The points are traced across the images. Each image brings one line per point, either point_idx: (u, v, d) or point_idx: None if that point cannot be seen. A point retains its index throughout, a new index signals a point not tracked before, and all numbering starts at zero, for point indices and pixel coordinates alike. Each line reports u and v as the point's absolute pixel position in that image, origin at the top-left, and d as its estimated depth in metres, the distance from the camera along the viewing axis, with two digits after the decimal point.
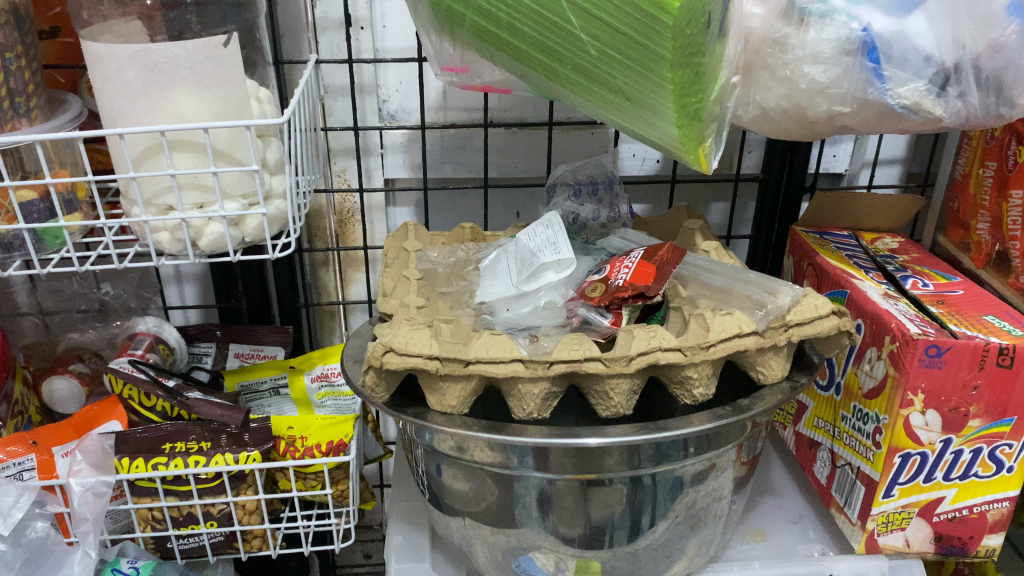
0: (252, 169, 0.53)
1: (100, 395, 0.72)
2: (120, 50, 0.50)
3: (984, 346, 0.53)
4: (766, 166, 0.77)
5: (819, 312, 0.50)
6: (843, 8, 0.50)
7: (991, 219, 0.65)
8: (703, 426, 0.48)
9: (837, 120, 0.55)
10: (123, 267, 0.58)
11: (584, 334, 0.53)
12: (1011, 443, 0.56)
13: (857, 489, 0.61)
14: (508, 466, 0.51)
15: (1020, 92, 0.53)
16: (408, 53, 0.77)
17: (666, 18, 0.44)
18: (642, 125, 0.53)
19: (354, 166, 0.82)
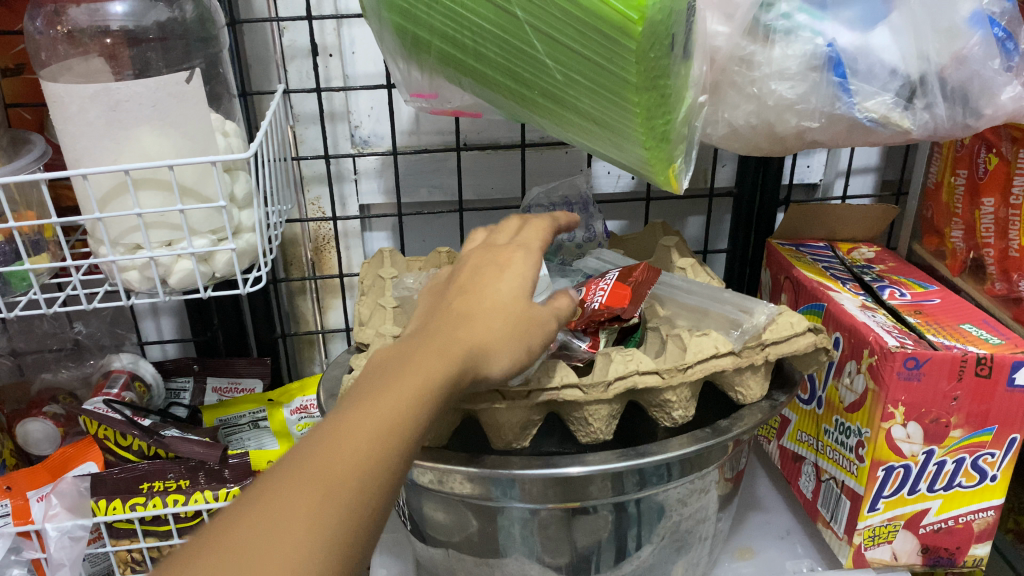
0: (219, 206, 0.52)
1: (77, 435, 0.71)
2: (81, 90, 0.49)
3: (961, 356, 0.53)
4: (740, 180, 0.77)
5: (795, 330, 0.50)
6: (808, 24, 0.50)
7: (965, 227, 0.65)
8: (684, 450, 0.47)
9: (806, 135, 0.55)
10: (93, 308, 0.57)
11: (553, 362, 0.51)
12: (993, 452, 0.56)
13: (842, 503, 0.60)
14: (489, 498, 0.50)
15: (986, 103, 0.52)
16: (378, 79, 0.77)
17: (629, 42, 0.44)
18: (612, 146, 0.52)
19: (327, 194, 0.81)
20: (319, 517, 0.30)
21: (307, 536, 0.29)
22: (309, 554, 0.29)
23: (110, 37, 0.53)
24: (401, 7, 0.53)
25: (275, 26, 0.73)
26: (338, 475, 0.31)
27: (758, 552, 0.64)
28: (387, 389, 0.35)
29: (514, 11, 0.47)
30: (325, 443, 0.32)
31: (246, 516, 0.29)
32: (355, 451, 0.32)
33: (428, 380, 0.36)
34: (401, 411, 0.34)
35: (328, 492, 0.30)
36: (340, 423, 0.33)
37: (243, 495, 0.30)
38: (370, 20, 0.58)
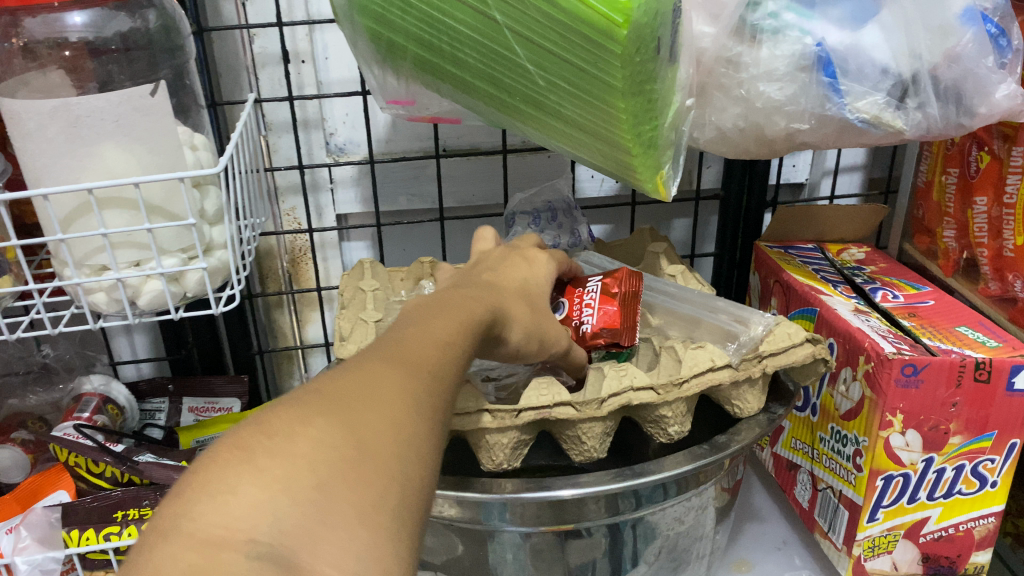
0: (189, 224, 0.50)
1: (47, 461, 0.68)
2: (39, 106, 0.47)
3: (960, 362, 0.51)
4: (726, 182, 0.76)
5: (792, 341, 0.49)
6: (796, 23, 0.48)
7: (957, 226, 0.64)
8: (681, 469, 0.45)
9: (796, 137, 0.53)
10: (58, 333, 0.54)
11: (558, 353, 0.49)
12: (993, 458, 0.55)
13: (840, 513, 0.59)
14: (479, 522, 0.48)
15: (980, 101, 0.50)
16: (353, 85, 0.74)
17: (613, 46, 0.42)
18: (597, 153, 0.51)
19: (303, 205, 0.79)
20: (379, 448, 0.27)
21: (372, 468, 0.26)
22: (376, 486, 0.26)
23: (70, 49, 0.50)
24: (374, 12, 0.50)
25: (245, 32, 0.71)
26: (382, 409, 0.28)
27: (755, 565, 0.63)
28: (411, 343, 0.32)
29: (492, 15, 0.45)
30: (362, 378, 0.29)
31: (298, 441, 0.25)
32: (397, 391, 0.29)
33: (445, 339, 0.34)
34: (424, 361, 0.31)
35: (378, 424, 0.27)
36: (368, 365, 0.30)
37: (276, 420, 0.26)
38: (342, 25, 0.56)
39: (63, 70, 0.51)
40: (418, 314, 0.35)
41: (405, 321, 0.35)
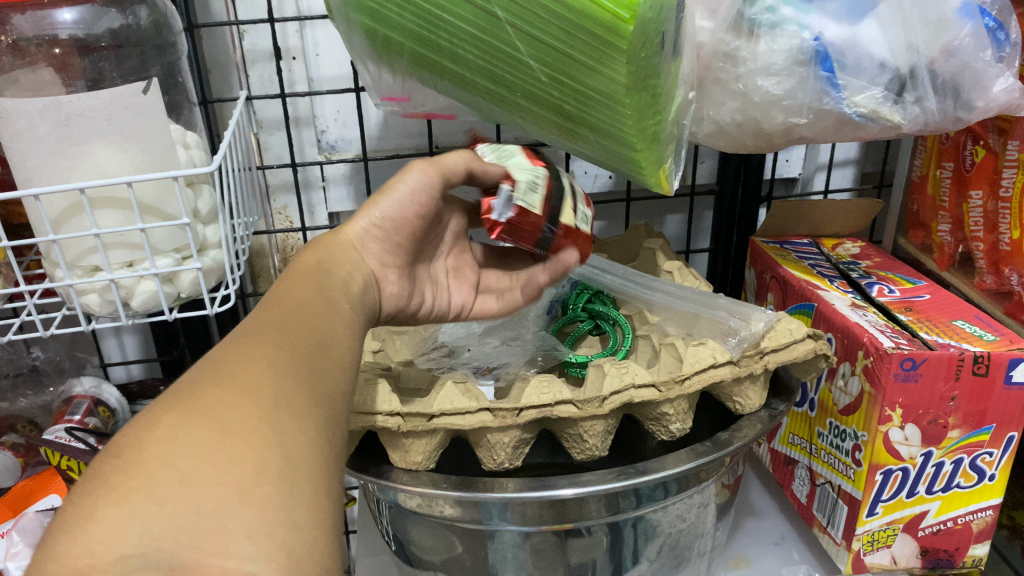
0: (184, 223, 0.49)
1: (38, 465, 0.68)
2: (28, 105, 0.46)
3: (959, 355, 0.51)
4: (721, 177, 0.76)
5: (794, 336, 0.49)
6: (793, 18, 0.48)
7: (952, 221, 0.65)
8: (683, 466, 0.45)
9: (794, 131, 0.52)
10: (50, 335, 0.53)
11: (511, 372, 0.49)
12: (992, 451, 0.55)
13: (839, 508, 0.59)
14: (480, 521, 0.48)
15: (978, 95, 0.50)
16: (345, 81, 0.74)
17: (620, 43, 0.41)
18: (599, 148, 0.50)
19: (295, 202, 0.78)
20: (238, 425, 0.28)
21: (239, 443, 0.27)
22: (249, 458, 0.27)
23: (60, 47, 0.49)
24: (369, 8, 0.49)
25: (235, 29, 0.70)
26: (239, 391, 0.29)
27: (754, 560, 0.62)
28: (254, 331, 0.34)
29: (493, 10, 0.44)
30: (211, 368, 0.30)
31: (148, 447, 0.26)
32: (250, 370, 0.31)
33: (287, 324, 0.35)
34: (273, 344, 0.33)
35: (237, 404, 0.29)
36: (217, 359, 0.31)
37: (125, 438, 0.27)
38: (336, 21, 0.55)
39: (52, 67, 0.49)
40: (259, 309, 0.37)
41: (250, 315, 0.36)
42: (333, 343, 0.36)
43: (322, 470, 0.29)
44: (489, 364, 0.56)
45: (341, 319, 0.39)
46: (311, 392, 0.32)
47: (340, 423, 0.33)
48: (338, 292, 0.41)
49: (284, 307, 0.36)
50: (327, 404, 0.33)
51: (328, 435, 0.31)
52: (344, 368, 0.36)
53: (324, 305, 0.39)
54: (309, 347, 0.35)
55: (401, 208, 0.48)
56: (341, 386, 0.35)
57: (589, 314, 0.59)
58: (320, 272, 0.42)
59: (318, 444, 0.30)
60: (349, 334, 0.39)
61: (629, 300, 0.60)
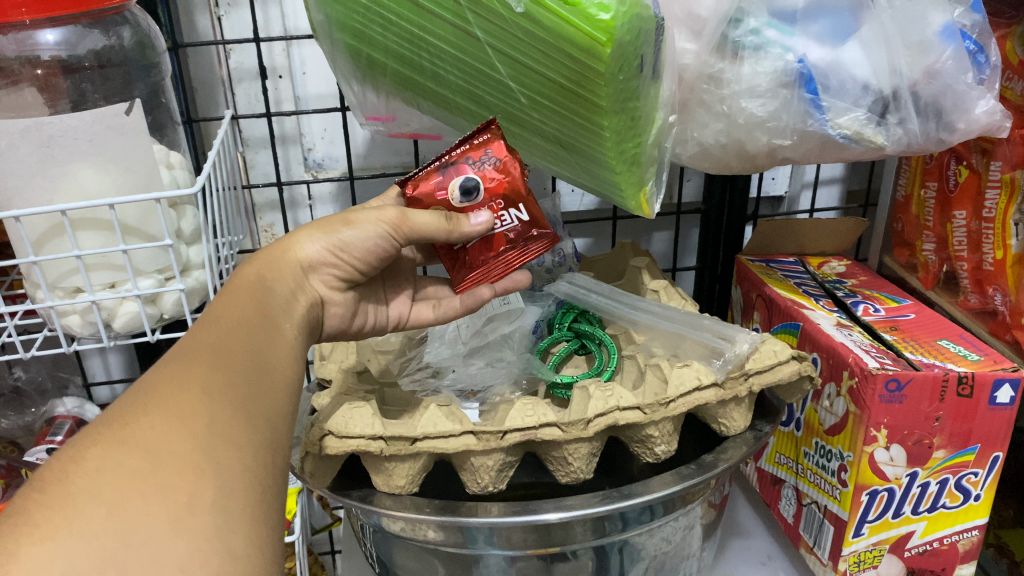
0: (167, 244, 0.49)
1: (19, 486, 0.67)
2: (10, 125, 0.45)
3: (943, 376, 0.51)
4: (707, 196, 0.76)
5: (779, 358, 0.49)
6: (777, 40, 0.48)
7: (936, 240, 0.65)
8: (668, 489, 0.45)
9: (777, 152, 0.52)
10: (31, 356, 0.53)
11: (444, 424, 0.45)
12: (977, 472, 0.55)
13: (825, 529, 0.59)
14: (464, 545, 0.48)
15: (960, 116, 0.50)
16: (332, 100, 0.73)
17: (598, 64, 0.41)
18: (580, 171, 0.50)
19: (281, 221, 0.78)
20: (170, 452, 0.28)
21: (171, 473, 0.28)
22: (181, 488, 0.27)
23: (42, 67, 0.49)
24: (352, 28, 0.49)
25: (221, 48, 0.70)
26: (170, 418, 0.29)
27: None
28: (194, 352, 0.34)
29: (474, 31, 0.44)
30: (146, 395, 0.31)
31: (72, 480, 0.27)
32: (185, 395, 0.31)
33: (223, 344, 0.35)
34: (209, 367, 0.33)
35: (169, 433, 0.29)
36: (151, 385, 0.31)
37: (53, 471, 0.27)
38: (321, 41, 0.55)
39: (36, 88, 0.50)
40: (196, 327, 0.37)
41: (188, 333, 0.36)
42: (272, 362, 0.37)
43: (259, 496, 0.30)
44: (472, 386, 0.56)
45: (282, 337, 0.39)
46: (249, 415, 0.32)
47: (281, 444, 0.34)
48: (280, 309, 0.41)
49: (223, 325, 0.36)
50: (266, 426, 0.33)
51: (268, 458, 0.32)
52: (284, 388, 0.36)
53: (264, 322, 0.39)
54: (254, 368, 0.35)
55: (361, 237, 0.47)
56: (281, 406, 0.35)
57: (575, 333, 0.59)
58: (262, 288, 0.41)
59: (255, 470, 0.30)
60: (291, 353, 0.39)
61: (615, 319, 0.60)
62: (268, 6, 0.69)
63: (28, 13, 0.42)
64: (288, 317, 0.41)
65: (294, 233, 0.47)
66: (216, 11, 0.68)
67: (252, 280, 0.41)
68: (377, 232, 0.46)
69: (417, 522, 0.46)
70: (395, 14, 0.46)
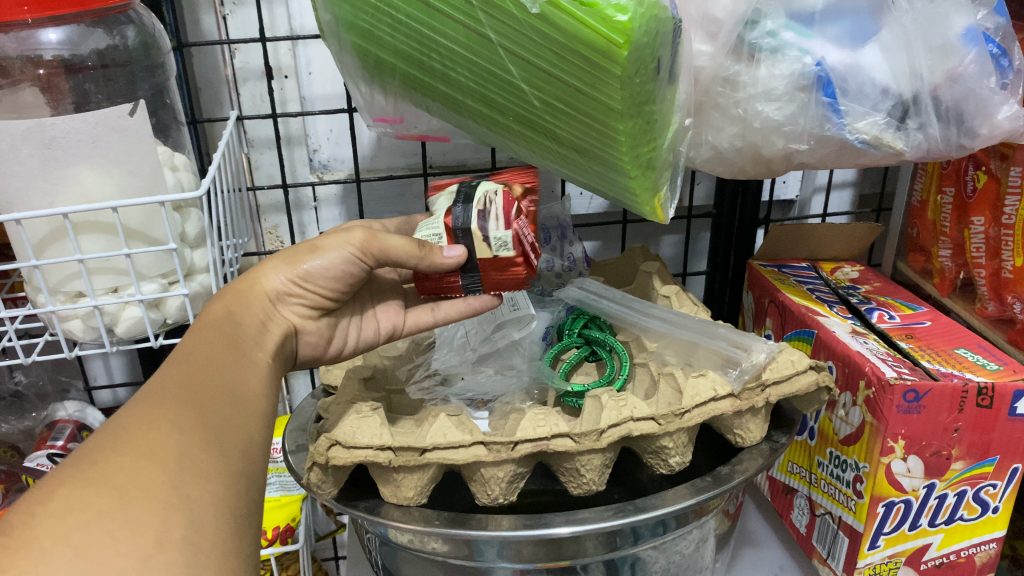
0: (170, 249, 0.48)
1: (19, 491, 0.66)
2: (11, 127, 0.44)
3: (962, 387, 0.50)
4: (717, 200, 0.75)
5: (796, 368, 0.48)
6: (795, 42, 0.47)
7: (953, 246, 0.64)
8: (683, 503, 0.44)
9: (794, 157, 0.51)
10: (31, 361, 0.52)
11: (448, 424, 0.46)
12: (995, 484, 0.54)
13: (840, 540, 0.58)
14: (472, 558, 0.47)
15: (982, 122, 0.49)
16: (338, 101, 0.72)
17: (615, 67, 0.40)
18: (593, 175, 0.49)
19: (285, 223, 0.77)
20: (140, 489, 0.28)
21: (140, 509, 0.28)
22: (151, 524, 0.27)
23: (44, 68, 0.48)
24: (361, 28, 0.48)
25: (226, 47, 0.69)
26: (140, 455, 0.30)
27: None
28: (163, 391, 0.34)
29: (486, 32, 0.43)
30: (114, 435, 0.31)
31: (38, 522, 0.27)
32: (155, 432, 0.31)
33: (191, 382, 0.36)
34: (178, 405, 0.33)
35: (138, 470, 0.29)
36: (120, 424, 0.32)
37: (16, 516, 0.27)
38: (328, 41, 0.54)
39: (37, 88, 0.49)
40: (164, 368, 0.37)
41: (157, 372, 0.37)
42: (241, 398, 0.37)
43: (231, 528, 0.30)
44: (483, 396, 0.55)
45: (248, 373, 0.40)
46: (220, 448, 0.33)
47: (253, 477, 0.34)
48: (248, 345, 0.42)
49: (191, 364, 0.37)
50: (238, 460, 0.33)
51: (241, 493, 0.32)
52: (254, 421, 0.37)
53: (232, 358, 0.39)
54: (224, 404, 0.36)
55: (327, 267, 0.47)
56: (253, 439, 0.36)
57: (586, 339, 0.58)
58: (231, 322, 0.42)
59: (228, 502, 0.31)
60: (261, 387, 0.40)
61: (625, 326, 0.59)
62: (274, 5, 0.68)
63: (31, 11, 0.41)
64: (256, 352, 0.42)
65: (260, 266, 0.47)
66: (221, 10, 0.67)
67: (221, 316, 0.42)
68: (352, 248, 0.46)
69: (425, 534, 0.45)
70: (405, 15, 0.45)
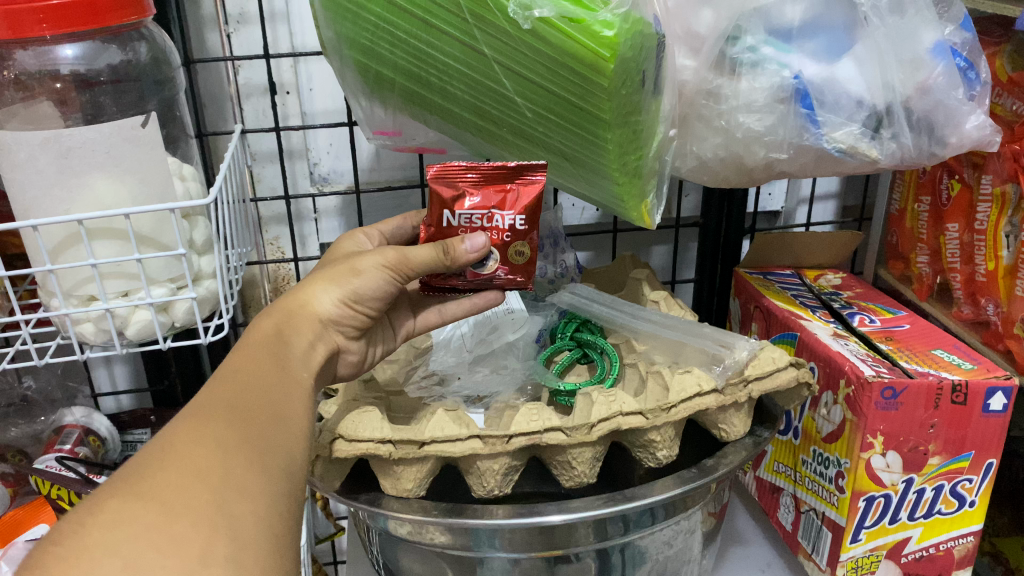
0: (180, 254, 0.50)
1: (27, 495, 0.68)
2: (30, 137, 0.47)
3: (937, 384, 0.53)
4: (704, 212, 0.77)
5: (777, 365, 0.50)
6: (774, 57, 0.49)
7: (930, 252, 0.67)
8: (669, 492, 0.46)
9: (774, 166, 0.54)
10: (44, 363, 0.53)
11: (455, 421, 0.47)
12: (971, 478, 0.56)
13: (823, 535, 0.60)
14: (469, 548, 0.49)
15: (951, 132, 0.52)
16: (338, 116, 0.75)
17: (602, 80, 0.43)
18: (584, 183, 0.52)
19: (287, 234, 0.79)
20: (185, 507, 0.31)
21: (185, 525, 0.30)
22: (195, 540, 0.30)
23: (60, 82, 0.51)
24: (362, 45, 0.51)
25: (230, 64, 0.71)
26: (185, 473, 0.32)
27: None
28: (210, 407, 0.36)
29: (481, 49, 0.46)
30: (162, 453, 0.33)
31: (89, 533, 0.29)
32: (202, 453, 0.33)
33: (238, 398, 0.37)
34: (224, 421, 0.35)
35: (184, 488, 0.31)
36: (167, 441, 0.34)
37: (66, 527, 0.30)
38: (330, 58, 0.57)
39: (52, 101, 0.51)
40: (213, 381, 0.39)
41: (206, 386, 0.38)
42: (288, 414, 0.39)
43: (270, 546, 0.32)
44: (479, 394, 0.57)
45: (297, 387, 0.41)
46: (263, 466, 0.35)
47: (294, 491, 0.36)
48: (296, 363, 0.43)
49: (239, 379, 0.39)
50: (280, 477, 0.35)
51: (281, 508, 0.34)
52: (299, 438, 0.39)
53: (280, 373, 0.41)
54: (270, 422, 0.37)
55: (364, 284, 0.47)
56: (295, 455, 0.37)
57: (577, 342, 0.60)
58: (279, 343, 0.43)
59: (268, 519, 0.33)
60: (305, 402, 0.41)
61: (615, 328, 0.61)
62: (277, 24, 0.70)
63: (49, 29, 0.44)
64: (305, 366, 0.44)
65: (306, 284, 0.48)
66: (226, 29, 0.70)
67: (268, 334, 0.43)
68: (383, 278, 0.48)
69: (424, 524, 0.47)
70: (404, 32, 0.48)
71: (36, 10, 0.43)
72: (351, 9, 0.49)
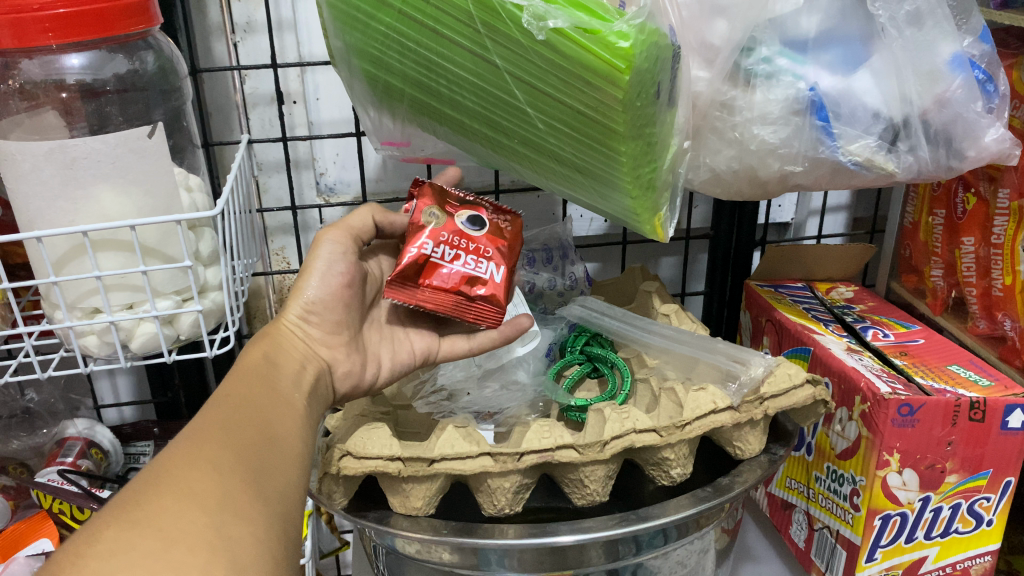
0: (186, 266, 0.50)
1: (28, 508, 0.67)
2: (35, 147, 0.46)
3: (955, 401, 0.52)
4: (715, 222, 0.77)
5: (794, 382, 0.49)
6: (789, 68, 0.48)
7: (945, 266, 0.66)
8: (684, 512, 0.45)
9: (789, 179, 0.53)
10: (46, 376, 0.52)
11: (466, 438, 0.46)
12: (989, 496, 0.55)
13: (837, 553, 0.59)
14: (478, 568, 0.48)
15: (969, 144, 0.51)
16: (345, 125, 0.74)
17: (616, 90, 0.42)
18: (596, 196, 0.51)
19: (293, 244, 0.78)
20: (182, 532, 0.30)
21: (183, 551, 0.29)
22: (194, 563, 0.29)
23: (66, 91, 0.50)
24: (371, 55, 0.50)
25: (236, 73, 0.71)
26: (181, 498, 0.31)
27: None
28: (205, 433, 0.35)
29: (493, 59, 0.45)
30: (158, 479, 0.32)
31: (86, 562, 0.28)
32: (198, 477, 0.32)
33: (231, 423, 0.37)
34: (219, 445, 0.35)
35: (181, 513, 0.30)
36: (162, 466, 0.33)
37: (64, 558, 0.28)
38: (339, 67, 0.56)
39: (57, 111, 0.50)
40: (207, 408, 0.38)
41: (199, 412, 0.38)
42: (282, 438, 0.38)
43: (271, 567, 0.31)
44: (489, 409, 0.56)
45: (290, 412, 0.41)
46: (260, 489, 0.34)
47: (291, 516, 0.35)
48: (287, 385, 0.43)
49: (230, 405, 0.38)
50: (276, 500, 0.35)
51: (280, 529, 0.33)
52: (293, 462, 0.38)
53: (272, 400, 0.41)
54: (264, 449, 0.36)
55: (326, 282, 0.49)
56: (291, 479, 0.37)
57: (587, 356, 0.60)
58: (268, 365, 0.44)
59: (268, 542, 0.32)
60: (299, 427, 0.41)
61: (627, 342, 0.61)
62: (285, 33, 0.70)
63: (55, 38, 0.43)
64: (296, 390, 0.43)
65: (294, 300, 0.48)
66: (233, 37, 0.69)
67: (259, 359, 0.44)
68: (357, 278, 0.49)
69: (433, 544, 0.46)
70: (413, 42, 0.47)
71: (41, 19, 0.42)
72: (361, 19, 0.48)
